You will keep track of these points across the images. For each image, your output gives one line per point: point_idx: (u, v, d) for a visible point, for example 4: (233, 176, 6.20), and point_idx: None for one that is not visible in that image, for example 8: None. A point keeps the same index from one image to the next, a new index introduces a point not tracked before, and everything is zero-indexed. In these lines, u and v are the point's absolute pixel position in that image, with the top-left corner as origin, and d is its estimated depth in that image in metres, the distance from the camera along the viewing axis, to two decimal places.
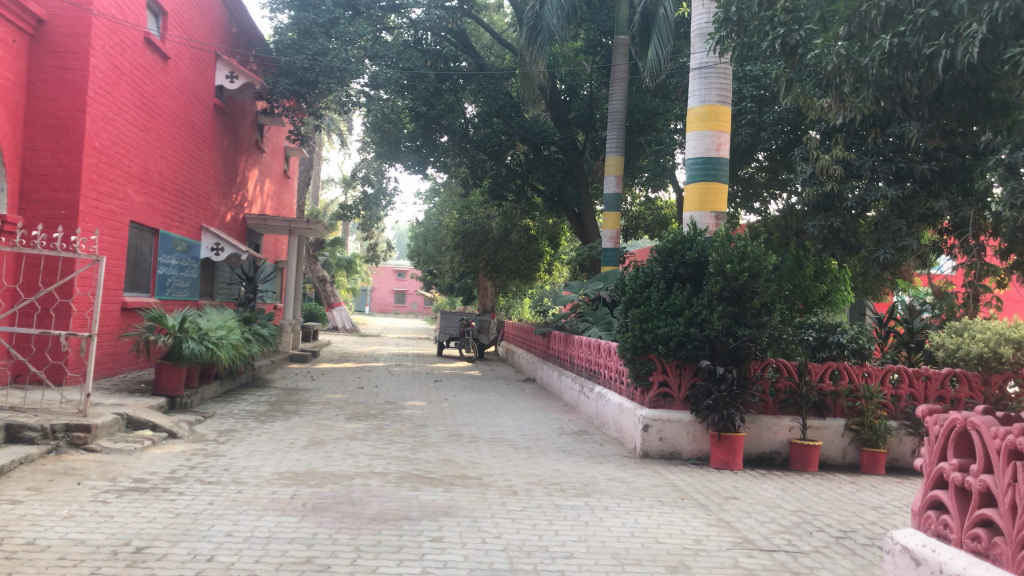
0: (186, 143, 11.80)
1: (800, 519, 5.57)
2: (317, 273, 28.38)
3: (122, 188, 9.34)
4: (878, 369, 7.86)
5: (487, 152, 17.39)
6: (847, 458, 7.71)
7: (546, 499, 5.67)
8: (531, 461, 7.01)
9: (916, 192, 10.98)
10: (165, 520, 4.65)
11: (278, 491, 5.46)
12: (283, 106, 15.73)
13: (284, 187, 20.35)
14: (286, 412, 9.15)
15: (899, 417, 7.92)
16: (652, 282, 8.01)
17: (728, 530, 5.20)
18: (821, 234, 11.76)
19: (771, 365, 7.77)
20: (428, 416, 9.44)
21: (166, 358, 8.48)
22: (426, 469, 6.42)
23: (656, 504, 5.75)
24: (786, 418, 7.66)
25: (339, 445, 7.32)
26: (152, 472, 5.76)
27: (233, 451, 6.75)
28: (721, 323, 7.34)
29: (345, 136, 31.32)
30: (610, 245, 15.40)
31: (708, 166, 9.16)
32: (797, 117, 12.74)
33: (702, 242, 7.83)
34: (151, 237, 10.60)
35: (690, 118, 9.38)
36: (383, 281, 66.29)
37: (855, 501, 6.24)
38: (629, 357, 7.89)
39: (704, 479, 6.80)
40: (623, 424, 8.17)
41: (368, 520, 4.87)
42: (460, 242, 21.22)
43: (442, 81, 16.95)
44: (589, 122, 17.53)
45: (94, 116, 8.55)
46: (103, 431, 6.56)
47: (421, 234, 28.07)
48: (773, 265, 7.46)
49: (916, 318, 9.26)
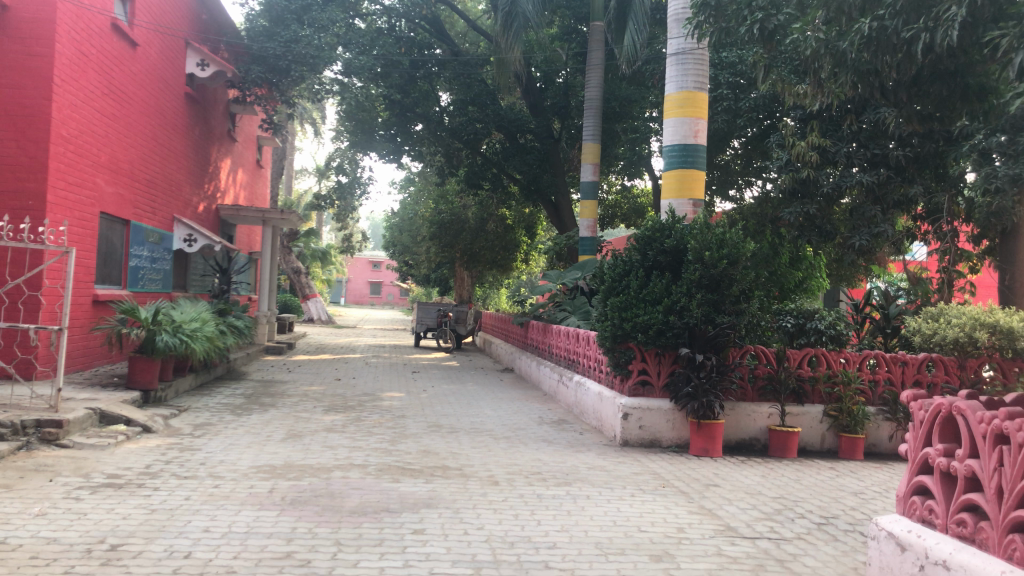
0: (157, 132, 11.59)
1: (781, 506, 5.57)
2: (292, 265, 28.16)
3: (91, 178, 9.16)
4: (856, 355, 7.91)
5: (462, 140, 17.28)
6: (826, 444, 7.74)
7: (528, 488, 5.63)
8: (511, 451, 6.97)
9: (890, 178, 11.06)
10: (141, 516, 4.56)
11: (256, 485, 5.38)
12: (256, 94, 15.54)
13: (256, 177, 20.11)
14: (262, 404, 9.04)
15: (876, 403, 7.97)
16: (631, 270, 8.00)
17: (710, 517, 5.19)
18: (798, 221, 11.78)
19: (750, 352, 7.78)
20: (406, 407, 9.37)
21: (139, 352, 8.33)
22: (405, 461, 6.35)
23: (638, 492, 5.73)
24: (765, 405, 7.67)
25: (317, 437, 7.24)
26: (127, 468, 5.65)
27: (209, 444, 6.65)
28: (700, 311, 7.34)
29: (319, 125, 31.04)
30: (587, 234, 15.32)
31: (686, 153, 9.14)
32: (772, 104, 12.77)
33: (680, 230, 7.81)
34: (122, 229, 10.42)
35: (667, 104, 9.35)
36: (358, 272, 65.94)
37: (835, 487, 6.26)
38: (609, 346, 7.88)
39: (685, 466, 6.79)
40: (602, 413, 8.15)
41: (348, 514, 4.80)
42: (436, 232, 21.08)
43: (417, 68, 16.97)
44: (565, 110, 17.49)
45: (61, 104, 8.37)
46: (75, 426, 6.43)
47: (396, 224, 27.91)
48: (751, 252, 7.45)
49: (892, 303, 9.33)
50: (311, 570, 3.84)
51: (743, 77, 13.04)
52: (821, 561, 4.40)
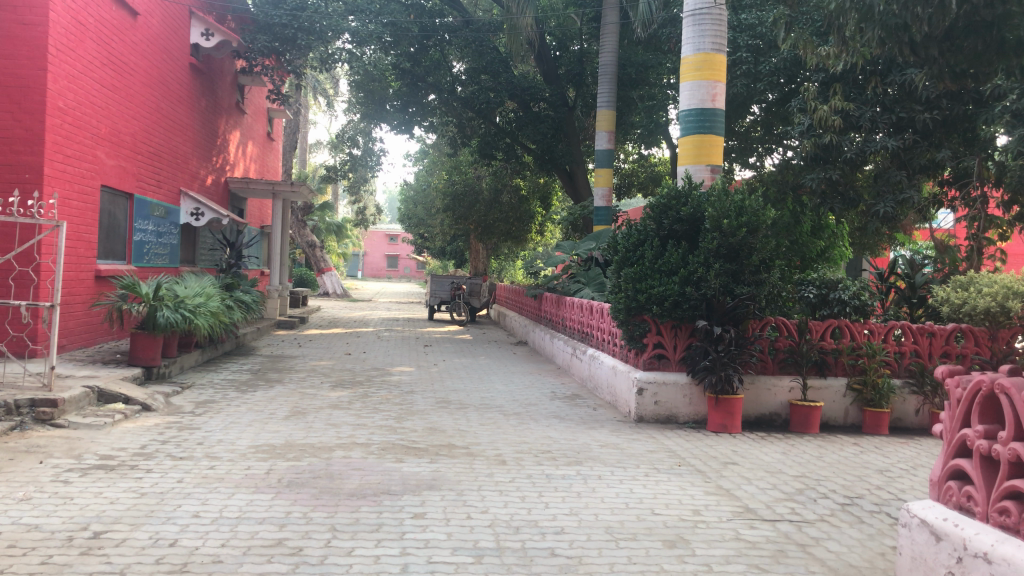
0: (160, 103, 11.34)
1: (803, 485, 5.30)
2: (307, 239, 27.91)
3: (91, 151, 8.93)
4: (880, 326, 7.58)
5: (476, 109, 16.88)
6: (849, 419, 7.45)
7: (537, 468, 5.39)
8: (521, 428, 6.72)
9: (916, 142, 10.75)
10: (129, 501, 4.35)
11: (253, 466, 5.17)
12: (264, 65, 15.28)
13: (266, 150, 19.83)
14: (268, 381, 8.84)
15: (902, 375, 7.65)
16: (646, 240, 7.70)
17: (728, 498, 4.93)
18: (820, 188, 11.36)
19: (771, 324, 7.46)
20: (416, 382, 9.16)
21: (141, 328, 8.13)
22: (411, 439, 6.12)
23: (652, 472, 5.48)
24: (786, 378, 7.38)
25: (322, 414, 7.02)
26: (121, 448, 5.45)
27: (210, 423, 6.45)
28: (718, 282, 7.04)
29: (331, 97, 30.71)
30: (602, 203, 14.98)
31: (703, 117, 8.78)
32: (794, 68, 12.34)
33: (697, 197, 7.49)
34: (125, 202, 10.21)
35: (683, 67, 9.00)
36: (374, 246, 65.87)
37: (860, 464, 5.96)
38: (622, 318, 7.61)
39: (701, 443, 6.51)
40: (616, 387, 7.90)
41: (346, 497, 4.58)
42: (450, 204, 20.79)
43: (427, 37, 16.34)
44: (581, 77, 17.20)
45: (56, 74, 8.11)
46: (71, 405, 6.25)
47: (410, 197, 27.61)
48: (772, 220, 7.13)
49: (918, 272, 8.99)
50: (302, 559, 3.61)
51: (763, 40, 12.56)
52: (846, 545, 4.13)
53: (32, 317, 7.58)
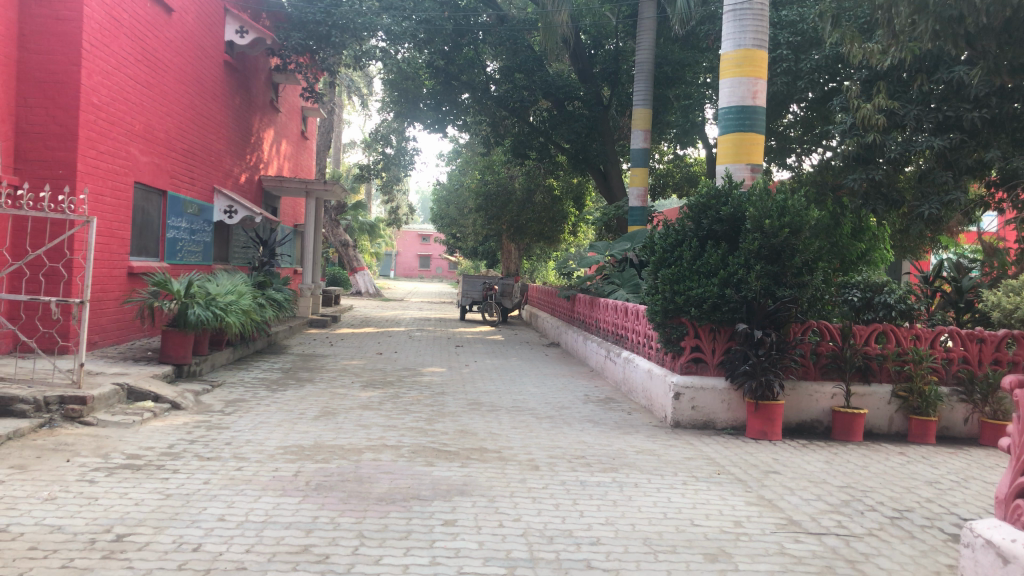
0: (194, 100, 11.34)
1: (849, 497, 5.08)
2: (340, 238, 27.94)
3: (124, 147, 8.92)
4: (928, 332, 7.27)
5: (509, 108, 16.72)
6: (894, 427, 7.17)
7: (571, 475, 5.22)
8: (554, 432, 6.56)
9: (964, 142, 10.46)
10: (154, 502, 4.26)
11: (281, 468, 5.06)
12: (298, 62, 15.29)
13: (300, 149, 19.87)
14: (299, 380, 8.76)
15: (950, 382, 7.34)
16: (684, 240, 7.51)
17: (771, 510, 4.72)
18: (862, 188, 11.05)
19: (813, 328, 7.22)
20: (447, 383, 9.03)
21: (172, 325, 8.09)
22: (441, 442, 5.98)
23: (690, 480, 5.29)
24: (829, 385, 7.13)
25: (351, 415, 6.91)
26: (148, 447, 5.38)
27: (239, 422, 6.37)
28: (759, 284, 6.83)
29: (365, 97, 30.82)
30: (637, 203, 14.75)
31: (744, 115, 8.55)
32: (836, 66, 12.06)
33: (737, 197, 7.28)
34: (159, 199, 10.20)
35: (723, 64, 8.78)
36: (407, 245, 66.15)
37: (908, 475, 5.72)
38: (659, 321, 7.43)
39: (741, 451, 6.30)
40: (652, 391, 7.70)
41: (375, 501, 4.45)
42: (482, 204, 20.67)
43: (461, 35, 16.23)
44: (615, 76, 16.84)
45: (91, 70, 8.10)
46: (101, 403, 6.20)
47: (442, 196, 27.54)
48: (815, 220, 6.90)
49: (964, 276, 8.69)
50: (328, 567, 3.48)
51: (805, 37, 12.28)
52: (898, 563, 3.91)
53: (63, 314, 7.57)
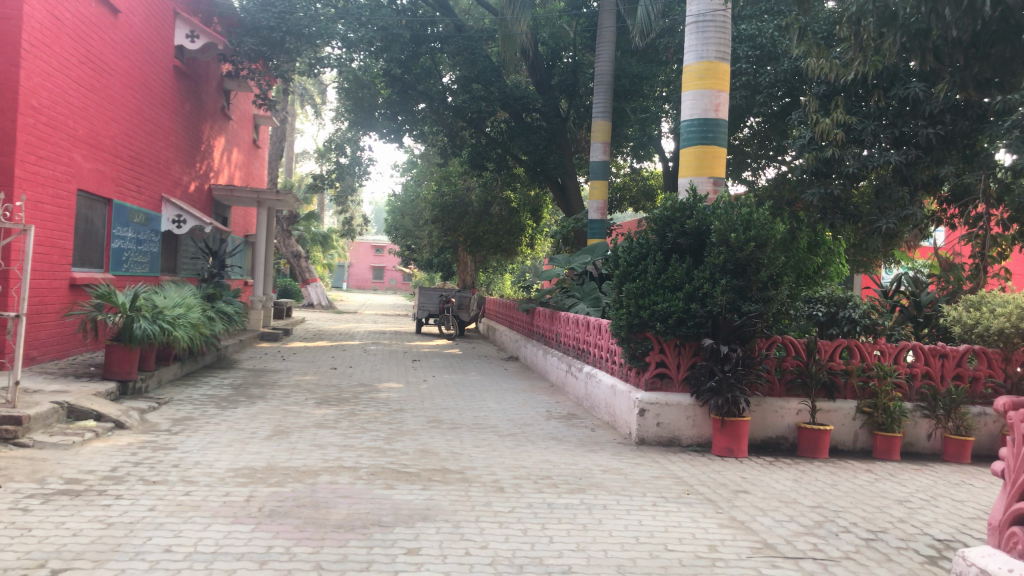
0: (142, 105, 10.95)
1: (821, 518, 4.96)
2: (292, 249, 27.41)
3: (67, 153, 8.54)
4: (892, 346, 7.27)
5: (467, 119, 16.45)
6: (859, 443, 7.12)
7: (538, 496, 5.03)
8: (518, 451, 6.36)
9: (919, 157, 10.51)
10: (94, 532, 3.96)
11: (232, 492, 4.78)
12: (250, 68, 14.96)
13: (252, 157, 19.42)
14: (250, 396, 8.43)
15: (914, 398, 7.31)
16: (648, 254, 7.39)
17: (744, 532, 4.59)
18: (819, 203, 11.00)
19: (777, 343, 7.15)
20: (405, 399, 8.77)
21: (116, 340, 7.71)
22: (402, 463, 5.74)
23: (660, 501, 5.13)
24: (794, 400, 7.05)
25: (306, 434, 6.63)
26: (89, 471, 5.06)
27: (187, 443, 6.05)
28: (724, 299, 6.73)
29: (319, 106, 30.42)
30: (597, 216, 14.64)
31: (706, 127, 8.48)
32: (793, 81, 12.16)
33: (702, 210, 7.17)
34: (103, 208, 9.80)
35: (686, 76, 8.70)
36: (360, 257, 65.50)
37: (877, 494, 5.63)
38: (624, 336, 7.28)
39: (708, 469, 6.17)
40: (616, 408, 7.55)
41: (333, 529, 4.21)
42: (438, 215, 20.44)
43: (419, 44, 15.99)
44: (573, 88, 16.91)
45: (30, 71, 7.72)
46: (38, 422, 5.84)
47: (398, 207, 27.27)
48: (780, 234, 6.82)
49: (923, 291, 8.70)
50: None
51: (763, 51, 12.27)
52: None
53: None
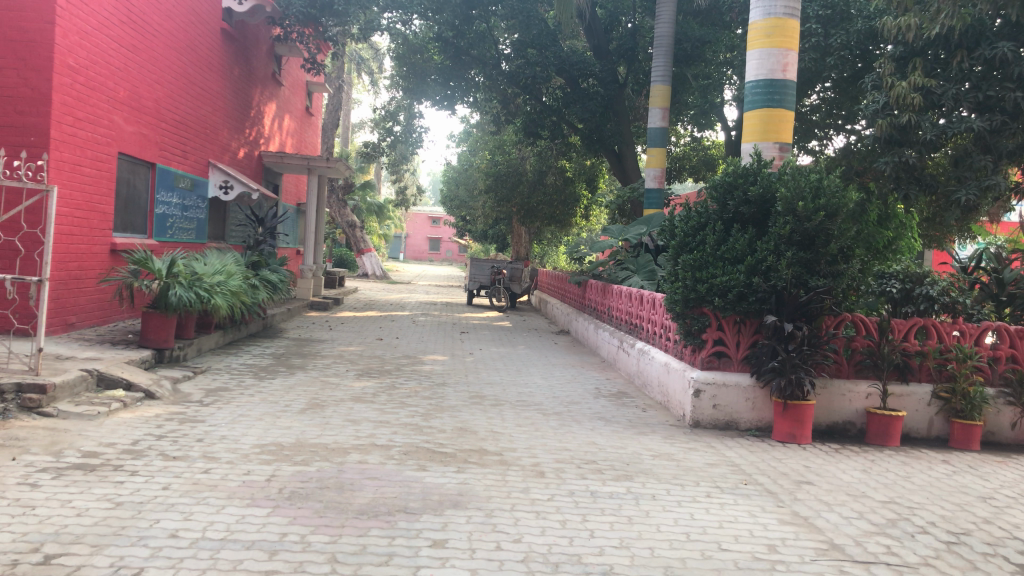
0: (187, 68, 10.73)
1: (894, 515, 4.47)
2: (347, 218, 27.23)
3: (107, 115, 8.35)
4: (973, 327, 6.65)
5: (522, 84, 15.92)
6: (934, 431, 6.56)
7: (580, 483, 4.64)
8: (562, 432, 5.97)
9: (1004, 124, 9.58)
10: (99, 513, 3.69)
11: (253, 471, 4.49)
12: (301, 32, 14.76)
13: (305, 125, 19.23)
14: (290, 367, 8.19)
15: (997, 383, 6.71)
16: (708, 223, 6.89)
17: (807, 530, 4.13)
18: (892, 172, 10.28)
19: (847, 321, 6.59)
20: (449, 373, 8.45)
21: (153, 307, 7.52)
22: (437, 442, 5.40)
23: (715, 492, 4.69)
24: (863, 383, 6.51)
25: (341, 408, 6.34)
26: (110, 444, 4.82)
27: (216, 416, 5.80)
28: (790, 273, 6.21)
29: (375, 75, 30.22)
30: (654, 185, 14.06)
31: (772, 89, 7.88)
32: (868, 42, 11.40)
33: (767, 176, 6.60)
34: (147, 172, 9.63)
35: (751, 33, 8.11)
36: (417, 227, 65.65)
37: (956, 489, 5.10)
38: (679, 311, 6.84)
39: (768, 456, 5.69)
40: (669, 387, 7.11)
41: (354, 515, 3.87)
42: (492, 185, 20.03)
43: (472, 7, 15.39)
44: (633, 52, 16.19)
45: (67, 29, 7.50)
46: (64, 391, 5.65)
47: (452, 176, 26.89)
48: (854, 203, 6.24)
49: (1007, 267, 8.01)
50: None
51: (836, 10, 11.58)
52: None
53: (18, 291, 7.09)
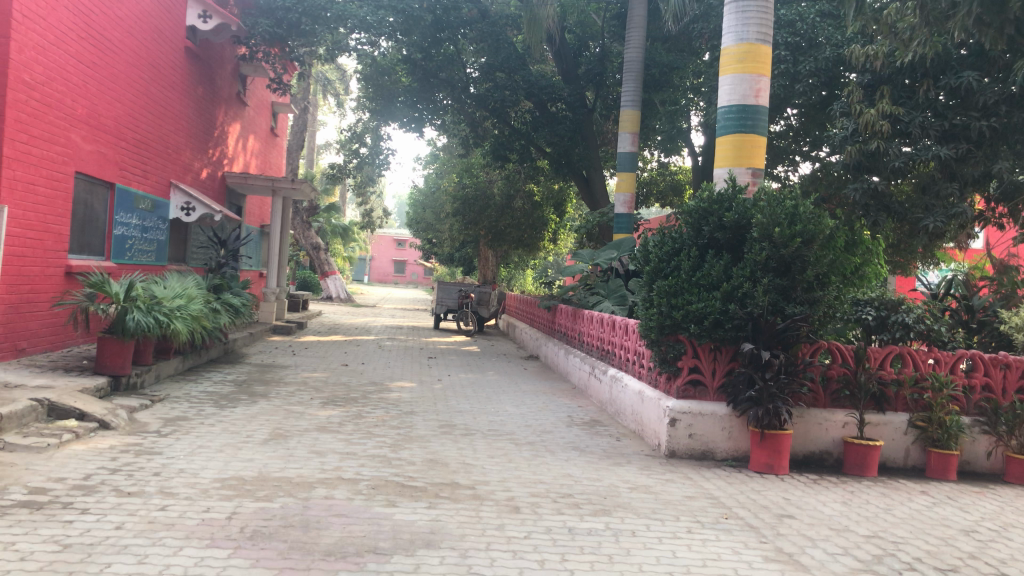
0: (149, 87, 10.46)
1: (879, 551, 4.34)
2: (311, 240, 26.87)
3: (64, 132, 8.07)
4: (948, 355, 6.61)
5: (490, 108, 15.83)
6: (910, 460, 6.48)
7: (557, 519, 4.46)
8: (536, 463, 5.79)
9: (969, 152, 9.74)
10: (44, 557, 3.44)
11: (214, 508, 4.25)
12: (266, 51, 14.63)
13: (269, 147, 18.95)
14: (252, 395, 7.92)
15: (972, 412, 6.66)
16: (682, 249, 6.79)
17: (793, 568, 3.99)
18: (862, 199, 10.31)
19: (823, 349, 6.52)
20: (417, 400, 8.23)
21: (109, 332, 7.22)
22: (407, 475, 5.18)
23: (696, 527, 4.54)
24: (840, 413, 6.43)
25: (305, 439, 6.10)
26: (60, 479, 4.55)
27: (174, 447, 5.53)
28: (766, 300, 6.12)
29: (341, 96, 30.01)
30: (624, 209, 13.99)
31: (744, 114, 7.85)
32: (835, 70, 11.47)
33: (743, 201, 6.52)
34: (105, 192, 9.34)
35: (724, 59, 8.10)
36: (382, 250, 65.22)
37: (938, 522, 5.00)
38: (654, 338, 6.71)
39: (747, 488, 5.56)
40: (644, 415, 6.97)
41: (321, 557, 3.65)
42: (459, 208, 19.85)
43: (441, 29, 15.30)
44: (601, 77, 16.15)
45: (22, 43, 7.24)
46: (12, 421, 5.36)
47: (419, 199, 26.71)
48: (830, 229, 6.17)
49: (975, 294, 8.04)
50: None
51: (803, 38, 11.70)
52: None
53: None
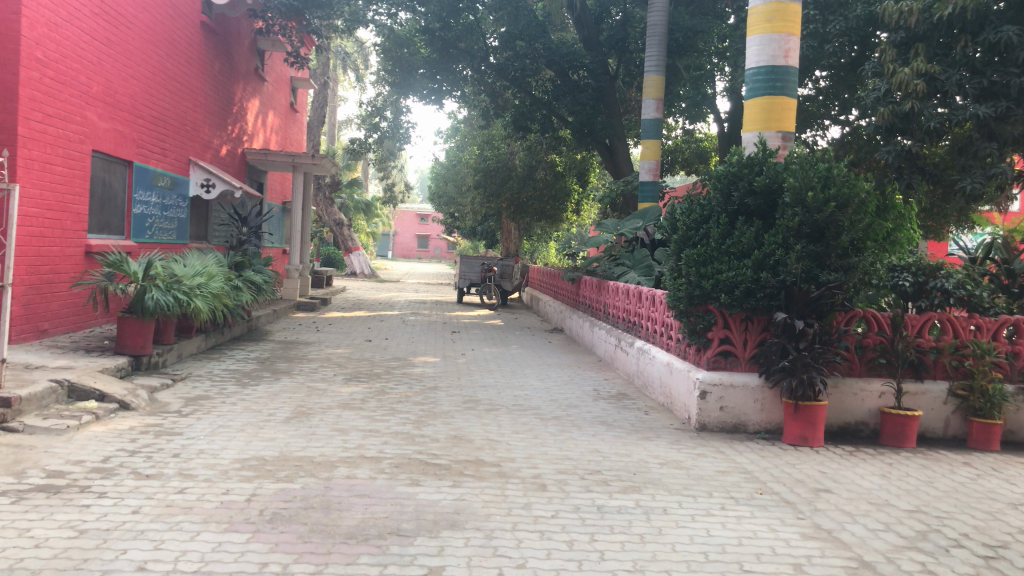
0: (165, 62, 10.33)
1: (923, 527, 4.15)
2: (334, 217, 26.78)
3: (79, 111, 7.96)
4: (991, 321, 6.35)
5: (511, 77, 15.55)
6: (950, 430, 6.27)
7: (584, 497, 4.32)
8: (562, 438, 5.65)
9: (1009, 110, 9.24)
10: (59, 543, 3.34)
11: (233, 490, 4.15)
12: (283, 25, 14.42)
13: (289, 122, 18.81)
14: (275, 372, 7.83)
15: (1016, 380, 6.40)
16: (711, 216, 6.57)
17: (834, 546, 3.81)
18: (895, 162, 9.99)
19: (858, 317, 6.29)
20: (441, 375, 8.11)
21: (129, 312, 7.15)
22: (431, 453, 5.06)
23: (729, 504, 4.37)
24: (876, 382, 6.23)
25: (328, 417, 5.99)
26: (79, 462, 4.47)
27: (195, 427, 5.45)
28: (800, 267, 5.90)
29: (360, 70, 29.77)
30: (649, 177, 13.72)
31: (774, 76, 7.58)
32: (866, 29, 11.09)
33: (774, 165, 6.28)
34: (123, 170, 9.24)
35: (751, 19, 7.79)
36: (405, 225, 65.17)
37: (983, 495, 4.80)
38: (683, 309, 6.51)
39: (781, 462, 5.38)
40: (673, 387, 6.80)
41: (342, 540, 3.53)
42: (481, 180, 19.63)
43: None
44: (624, 43, 15.81)
45: (34, 20, 7.12)
46: (31, 404, 5.30)
47: (441, 173, 26.52)
48: (866, 192, 5.92)
49: (1016, 257, 7.72)
50: None
51: None
52: None
53: None
